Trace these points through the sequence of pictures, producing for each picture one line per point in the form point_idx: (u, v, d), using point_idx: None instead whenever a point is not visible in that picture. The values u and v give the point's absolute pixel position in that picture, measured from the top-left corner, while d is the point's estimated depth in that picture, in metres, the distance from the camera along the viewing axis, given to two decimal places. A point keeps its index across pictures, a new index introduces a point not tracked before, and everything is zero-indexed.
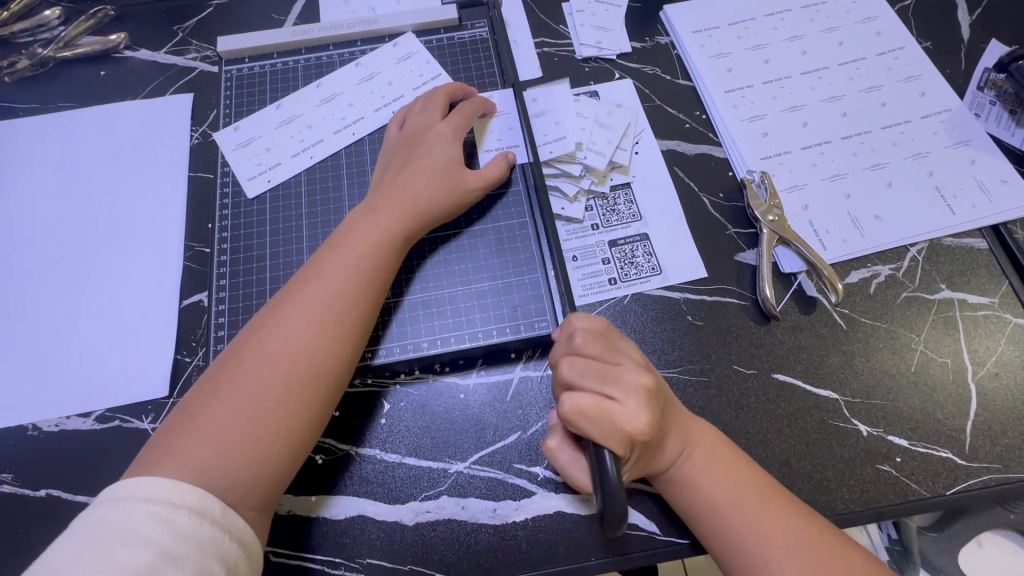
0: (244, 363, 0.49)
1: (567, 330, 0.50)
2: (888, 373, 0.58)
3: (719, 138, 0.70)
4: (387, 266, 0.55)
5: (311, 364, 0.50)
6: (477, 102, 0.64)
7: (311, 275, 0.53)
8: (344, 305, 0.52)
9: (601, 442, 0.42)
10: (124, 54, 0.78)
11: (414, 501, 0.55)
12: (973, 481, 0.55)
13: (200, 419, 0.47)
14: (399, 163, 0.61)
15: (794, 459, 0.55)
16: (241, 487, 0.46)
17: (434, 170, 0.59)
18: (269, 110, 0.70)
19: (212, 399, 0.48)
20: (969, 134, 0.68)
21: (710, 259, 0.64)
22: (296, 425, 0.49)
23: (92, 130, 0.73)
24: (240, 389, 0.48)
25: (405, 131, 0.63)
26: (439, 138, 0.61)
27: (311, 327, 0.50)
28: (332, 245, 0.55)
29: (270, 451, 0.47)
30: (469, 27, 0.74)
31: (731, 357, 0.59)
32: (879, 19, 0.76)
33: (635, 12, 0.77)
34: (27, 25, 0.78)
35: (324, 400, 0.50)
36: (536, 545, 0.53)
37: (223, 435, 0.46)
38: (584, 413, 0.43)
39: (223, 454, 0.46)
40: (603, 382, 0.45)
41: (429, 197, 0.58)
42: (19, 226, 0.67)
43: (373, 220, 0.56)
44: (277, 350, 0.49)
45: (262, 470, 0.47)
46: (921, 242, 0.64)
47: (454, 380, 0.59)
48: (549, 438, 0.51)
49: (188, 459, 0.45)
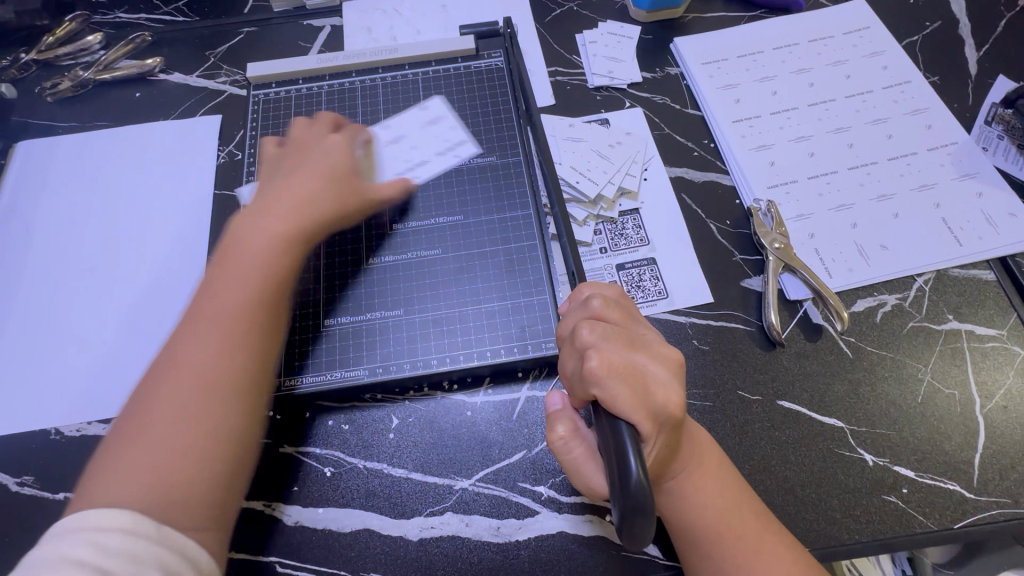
0: (153, 385, 0.47)
1: (582, 299, 0.48)
2: (895, 403, 0.59)
3: (727, 166, 0.72)
4: (289, 263, 0.54)
5: (214, 373, 0.47)
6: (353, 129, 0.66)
7: (200, 291, 0.51)
8: (240, 313, 0.50)
9: (633, 412, 0.38)
10: (159, 78, 0.82)
11: (420, 517, 0.55)
12: (982, 515, 0.54)
13: (115, 457, 0.44)
14: (278, 172, 0.60)
15: (799, 487, 0.55)
16: (190, 502, 0.44)
17: (302, 176, 0.58)
18: None
19: (126, 434, 0.45)
20: (976, 167, 0.69)
21: (717, 285, 0.65)
22: (235, 427, 0.47)
23: (126, 147, 0.77)
24: (173, 403, 0.46)
25: (286, 146, 0.63)
26: (325, 146, 0.62)
27: (231, 331, 0.49)
28: (235, 250, 0.53)
29: (192, 470, 0.45)
30: (485, 56, 0.77)
31: (736, 383, 0.60)
32: (886, 53, 0.77)
33: (645, 45, 0.80)
34: (70, 49, 0.83)
35: (256, 399, 0.49)
36: (539, 565, 0.53)
37: (158, 455, 0.44)
38: (613, 374, 0.40)
39: (160, 475, 0.44)
40: (627, 347, 0.43)
41: (298, 195, 0.57)
42: (53, 237, 0.71)
43: (263, 222, 0.54)
44: (174, 369, 0.47)
45: (190, 488, 0.44)
46: (928, 272, 0.64)
47: (461, 398, 0.60)
48: (555, 430, 0.44)
49: (105, 496, 0.42)
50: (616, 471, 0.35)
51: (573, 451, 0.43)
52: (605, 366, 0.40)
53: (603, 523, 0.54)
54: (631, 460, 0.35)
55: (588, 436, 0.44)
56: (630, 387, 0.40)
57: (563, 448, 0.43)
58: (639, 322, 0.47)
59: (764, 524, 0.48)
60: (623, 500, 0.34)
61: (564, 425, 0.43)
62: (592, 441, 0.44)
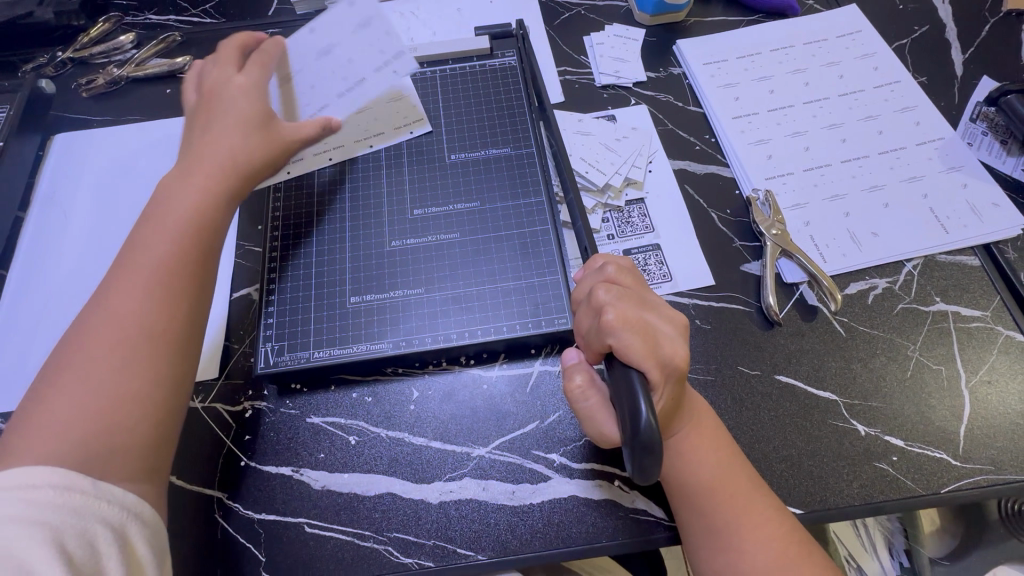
0: (93, 337, 0.48)
1: (597, 265, 0.52)
2: (886, 378, 0.62)
3: (727, 160, 0.76)
4: (208, 231, 0.55)
5: (155, 331, 0.49)
6: (272, 46, 0.65)
7: (141, 248, 0.52)
8: (167, 272, 0.51)
9: (643, 362, 0.42)
10: (188, 75, 0.87)
11: (439, 481, 0.59)
12: (967, 481, 0.58)
13: (48, 404, 0.45)
14: (193, 121, 0.61)
15: (796, 454, 0.59)
16: (99, 462, 0.44)
17: (225, 123, 0.59)
18: (302, 35, 0.66)
19: (61, 382, 0.46)
20: (961, 161, 0.73)
21: (718, 269, 0.69)
22: (150, 393, 0.47)
23: (158, 139, 0.81)
24: (90, 361, 0.47)
25: (199, 90, 0.64)
26: (226, 86, 0.61)
27: (145, 297, 0.49)
28: (151, 214, 0.54)
29: (124, 425, 0.46)
30: (499, 55, 0.82)
31: (736, 359, 0.64)
32: (877, 55, 0.82)
33: (650, 46, 0.85)
34: (104, 48, 0.87)
35: (169, 367, 0.49)
36: (552, 527, 0.57)
37: (76, 414, 0.45)
38: (627, 327, 0.44)
39: (71, 434, 0.44)
40: (640, 306, 0.47)
41: (234, 149, 0.58)
42: (90, 223, 0.75)
43: (178, 185, 0.56)
44: (121, 322, 0.48)
45: (117, 442, 0.45)
46: (916, 258, 0.68)
47: (478, 372, 0.64)
48: (572, 380, 0.48)
49: (34, 444, 0.43)
50: (629, 410, 0.39)
51: (588, 399, 0.47)
52: (620, 320, 0.44)
53: (611, 487, 0.58)
54: (643, 401, 0.38)
55: (602, 388, 0.48)
56: (642, 339, 0.44)
57: (579, 397, 0.47)
58: (648, 289, 0.51)
59: (756, 487, 0.51)
60: (633, 439, 0.38)
61: (580, 376, 0.48)
62: (605, 392, 0.48)
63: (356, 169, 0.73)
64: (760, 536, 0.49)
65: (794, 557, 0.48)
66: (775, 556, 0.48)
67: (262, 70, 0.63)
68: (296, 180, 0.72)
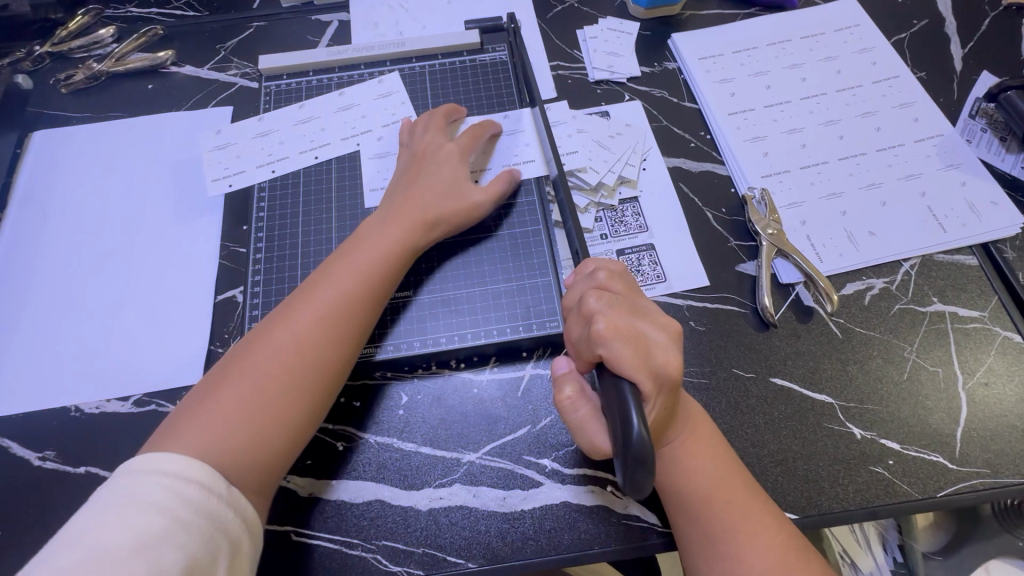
0: (255, 351, 0.53)
1: (588, 271, 0.51)
2: (882, 380, 0.61)
3: (722, 157, 0.74)
4: (390, 275, 0.59)
5: (315, 360, 0.53)
6: (486, 123, 0.70)
7: (321, 280, 0.57)
8: (346, 308, 0.56)
9: (634, 372, 0.41)
10: (171, 70, 0.84)
11: (429, 488, 0.58)
12: (963, 485, 0.57)
13: (209, 405, 0.50)
14: (408, 174, 0.65)
15: (791, 458, 0.58)
16: (242, 468, 0.49)
17: (443, 187, 0.64)
18: (333, 95, 0.76)
19: (223, 387, 0.51)
20: (960, 158, 0.72)
21: (713, 269, 0.68)
22: (296, 416, 0.52)
23: (139, 137, 0.79)
24: (247, 374, 0.52)
25: (413, 149, 0.68)
26: (446, 154, 0.66)
27: (321, 329, 0.54)
28: (345, 252, 0.59)
29: (269, 439, 0.51)
30: (490, 50, 0.80)
31: (731, 361, 0.62)
32: (876, 49, 0.80)
33: (644, 40, 0.83)
34: (83, 42, 0.85)
35: (323, 394, 0.54)
36: (544, 533, 0.56)
37: (233, 421, 0.50)
38: (618, 337, 0.43)
39: (226, 436, 0.49)
40: (631, 315, 0.46)
41: (437, 209, 0.63)
42: (70, 223, 0.73)
43: (382, 232, 0.60)
44: (281, 345, 0.53)
45: (259, 454, 0.50)
46: (914, 257, 0.67)
47: (468, 376, 0.63)
48: (561, 391, 0.46)
49: (197, 438, 0.48)
50: (620, 423, 0.38)
51: (579, 410, 0.46)
52: (611, 328, 0.43)
53: (604, 492, 0.57)
54: (634, 414, 0.37)
55: (591, 397, 0.46)
56: (634, 349, 0.42)
57: (569, 408, 0.46)
58: (641, 295, 0.50)
59: (753, 494, 0.50)
60: (624, 450, 0.37)
61: (570, 387, 0.46)
62: (596, 402, 0.46)
63: (341, 166, 0.72)
64: (759, 545, 0.48)
65: (793, 566, 0.47)
66: (775, 564, 0.47)
67: (471, 141, 0.68)
68: (282, 180, 0.72)
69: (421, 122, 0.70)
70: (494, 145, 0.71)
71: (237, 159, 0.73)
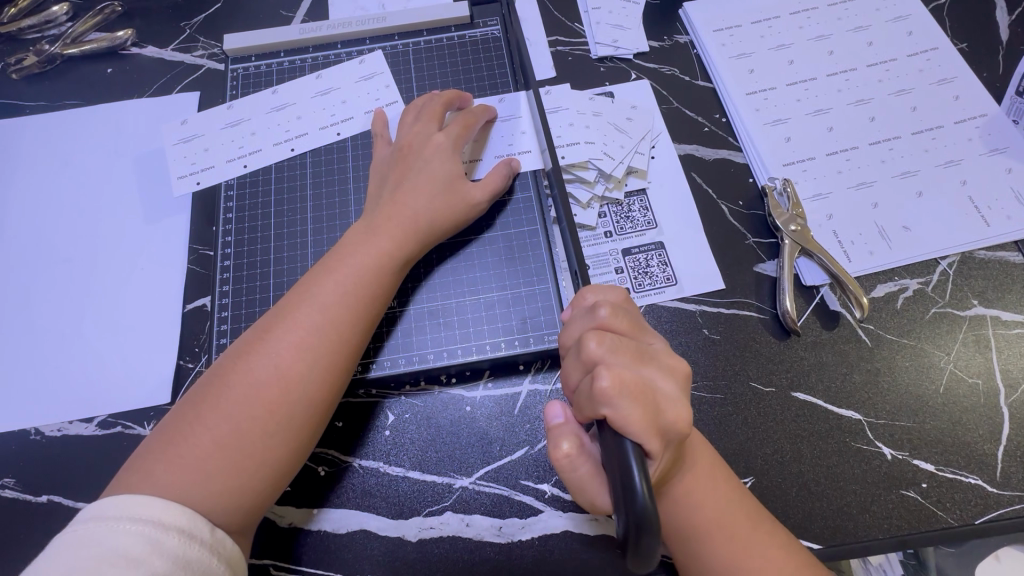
0: (233, 383, 0.47)
1: (587, 307, 0.45)
2: (916, 394, 0.56)
3: (740, 143, 0.67)
4: (381, 292, 0.53)
5: (301, 395, 0.48)
6: (453, 93, 0.63)
7: (304, 299, 0.51)
8: (336, 334, 0.50)
9: (641, 437, 0.36)
10: (132, 51, 0.76)
11: (418, 517, 0.53)
12: (1003, 510, 0.52)
13: (183, 444, 0.45)
14: (394, 175, 0.58)
15: (814, 482, 0.53)
16: (219, 512, 0.44)
17: (435, 186, 0.57)
18: (308, 78, 0.69)
19: (198, 423, 0.46)
20: (1006, 142, 0.64)
21: (728, 270, 0.61)
22: (281, 454, 0.47)
23: (98, 127, 0.72)
24: (224, 410, 0.46)
25: (398, 144, 0.60)
26: (435, 148, 0.58)
27: (308, 357, 0.48)
28: (328, 267, 0.53)
29: (253, 480, 0.46)
30: (481, 25, 0.72)
31: (748, 374, 0.57)
32: (911, 18, 0.72)
33: (653, 10, 0.75)
34: (35, 21, 0.76)
35: (311, 428, 0.48)
36: (543, 565, 0.51)
37: (211, 462, 0.45)
38: (623, 393, 0.37)
39: (201, 480, 0.44)
40: (637, 361, 0.40)
41: (432, 214, 0.56)
42: (26, 226, 0.67)
43: (370, 242, 0.54)
44: (264, 377, 0.47)
45: (243, 497, 0.45)
46: (952, 255, 0.61)
47: (460, 392, 0.57)
48: (559, 445, 0.41)
49: (169, 483, 0.43)
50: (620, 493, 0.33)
51: (578, 469, 0.40)
52: (617, 385, 0.37)
53: (609, 521, 0.52)
54: (638, 478, 0.32)
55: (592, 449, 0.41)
56: (641, 406, 0.37)
57: (567, 466, 0.41)
58: (647, 333, 0.44)
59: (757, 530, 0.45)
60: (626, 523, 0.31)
61: (568, 442, 0.41)
62: (597, 460, 0.41)
63: (318, 160, 0.65)
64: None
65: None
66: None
67: (463, 132, 0.60)
68: (253, 176, 0.65)
69: (412, 110, 0.62)
70: (488, 132, 0.64)
71: (205, 153, 0.66)
